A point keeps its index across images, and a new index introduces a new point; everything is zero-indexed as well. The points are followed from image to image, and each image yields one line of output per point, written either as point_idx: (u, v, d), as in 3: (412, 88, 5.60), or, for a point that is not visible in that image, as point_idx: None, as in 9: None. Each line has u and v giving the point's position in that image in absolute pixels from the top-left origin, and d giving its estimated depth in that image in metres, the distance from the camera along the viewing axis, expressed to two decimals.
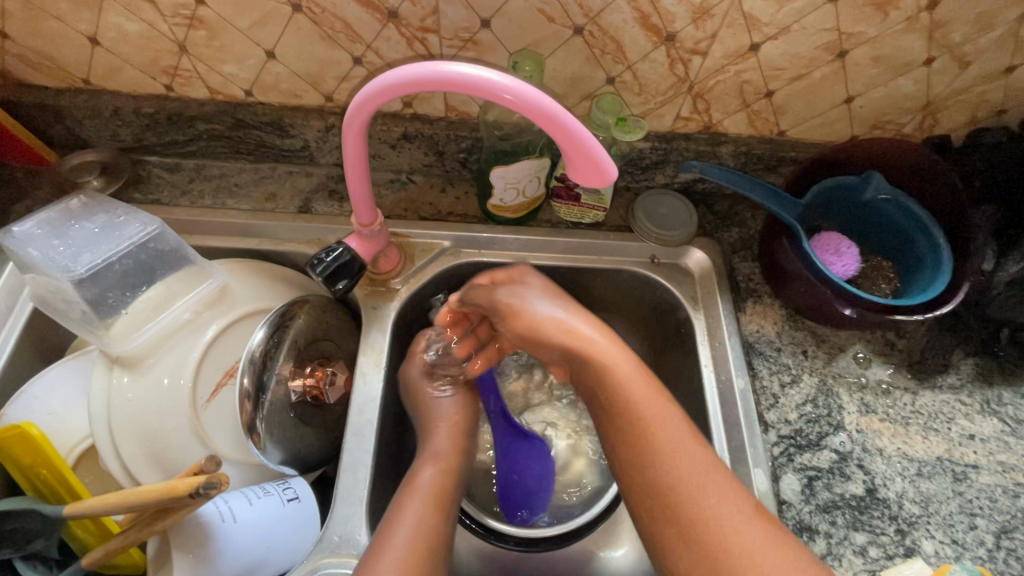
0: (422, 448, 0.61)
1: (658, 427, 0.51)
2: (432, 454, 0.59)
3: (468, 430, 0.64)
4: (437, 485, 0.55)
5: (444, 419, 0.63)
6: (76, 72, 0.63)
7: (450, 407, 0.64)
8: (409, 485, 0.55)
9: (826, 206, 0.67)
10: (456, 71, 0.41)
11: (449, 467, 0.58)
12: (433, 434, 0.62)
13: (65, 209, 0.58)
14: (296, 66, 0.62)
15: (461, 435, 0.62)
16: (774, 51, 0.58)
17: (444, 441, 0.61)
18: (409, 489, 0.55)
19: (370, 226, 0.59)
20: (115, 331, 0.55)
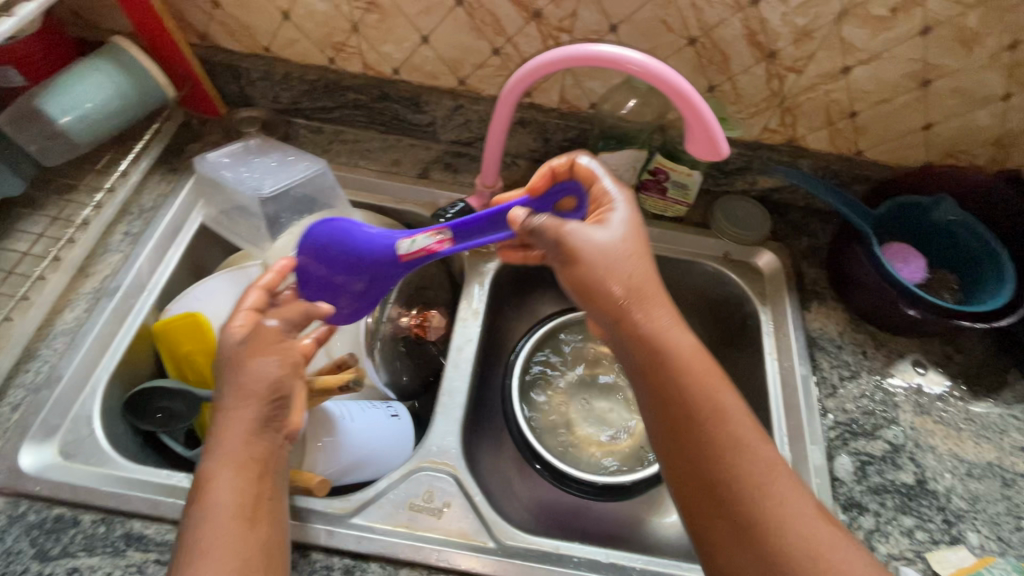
0: (212, 441, 0.46)
1: (711, 405, 0.46)
2: (225, 455, 0.46)
3: (274, 410, 0.48)
4: (232, 498, 0.44)
5: (247, 402, 0.47)
6: (262, 40, 0.77)
7: (268, 378, 0.48)
8: (198, 501, 0.44)
9: (898, 221, 0.73)
10: (604, 53, 0.52)
11: (250, 462, 0.46)
12: (226, 423, 0.47)
13: (245, 146, 0.70)
14: (443, 51, 0.73)
15: (260, 418, 0.47)
16: (863, 75, 0.66)
17: (238, 434, 0.46)
18: (199, 507, 0.43)
19: (491, 188, 0.69)
20: (277, 249, 0.66)
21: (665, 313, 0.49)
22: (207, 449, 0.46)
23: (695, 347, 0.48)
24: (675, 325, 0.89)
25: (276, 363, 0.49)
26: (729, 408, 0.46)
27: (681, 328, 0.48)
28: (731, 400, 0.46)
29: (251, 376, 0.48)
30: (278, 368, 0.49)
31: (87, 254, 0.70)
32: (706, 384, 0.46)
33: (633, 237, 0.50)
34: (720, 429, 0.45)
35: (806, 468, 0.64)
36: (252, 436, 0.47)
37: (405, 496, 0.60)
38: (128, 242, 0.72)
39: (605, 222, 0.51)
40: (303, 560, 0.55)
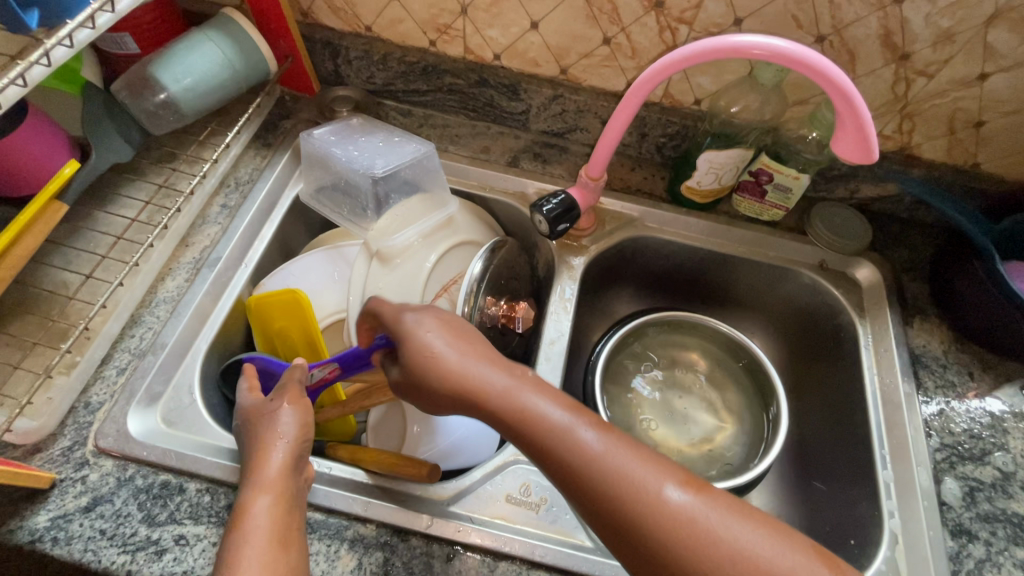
0: (251, 474, 0.46)
1: (612, 470, 0.41)
2: (263, 484, 0.45)
3: (302, 451, 0.49)
4: (272, 523, 0.43)
5: (269, 446, 0.48)
6: (366, 19, 0.76)
7: (290, 429, 0.49)
8: (234, 529, 0.42)
9: (1019, 239, 0.68)
10: (752, 45, 0.49)
11: (287, 494, 0.45)
12: (263, 459, 0.47)
13: (348, 126, 0.71)
14: (550, 38, 0.72)
15: (295, 460, 0.48)
16: (1000, 83, 0.62)
17: (277, 466, 0.47)
18: (236, 533, 0.42)
19: (595, 180, 0.67)
20: (379, 229, 0.66)
21: (552, 402, 0.45)
22: (246, 481, 0.46)
23: (564, 406, 0.45)
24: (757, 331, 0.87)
25: (307, 415, 0.51)
26: (617, 461, 0.41)
27: (557, 403, 0.45)
28: (618, 450, 0.42)
29: (274, 428, 0.49)
30: (298, 420, 0.50)
31: (189, 225, 0.70)
32: (585, 450, 0.42)
33: (455, 342, 0.48)
34: (636, 493, 0.40)
35: (911, 489, 0.62)
36: (286, 472, 0.47)
37: (499, 490, 0.58)
38: (225, 215, 0.72)
39: (451, 335, 0.48)
40: (403, 545, 0.53)
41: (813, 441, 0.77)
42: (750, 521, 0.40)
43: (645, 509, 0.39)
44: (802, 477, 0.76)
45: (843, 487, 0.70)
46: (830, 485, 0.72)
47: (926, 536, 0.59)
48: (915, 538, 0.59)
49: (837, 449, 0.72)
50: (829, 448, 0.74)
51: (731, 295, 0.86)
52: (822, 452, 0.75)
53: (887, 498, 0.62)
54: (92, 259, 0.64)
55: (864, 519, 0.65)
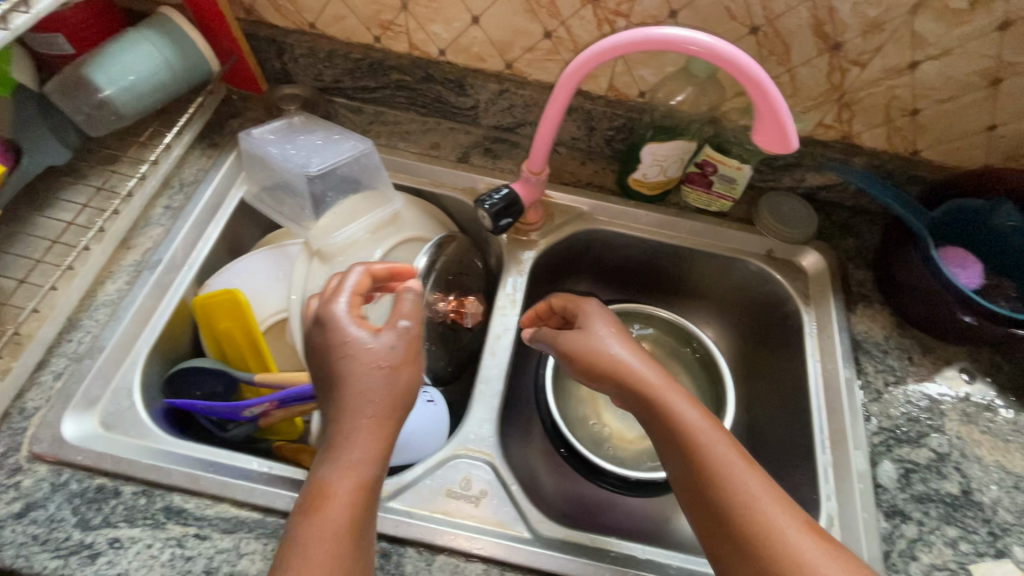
0: (335, 448, 0.46)
1: (714, 460, 0.49)
2: (348, 465, 0.45)
3: (396, 418, 0.48)
4: (352, 515, 0.43)
5: (366, 418, 0.47)
6: (308, 15, 0.75)
7: (384, 363, 0.48)
8: (317, 504, 0.43)
9: (952, 227, 0.71)
10: (678, 37, 0.50)
11: (367, 483, 0.45)
12: (353, 432, 0.46)
13: (288, 123, 0.70)
14: (492, 33, 0.71)
15: (391, 438, 0.47)
16: (931, 71, 0.63)
17: (365, 444, 0.46)
18: (314, 516, 0.42)
19: (538, 174, 0.68)
20: (319, 228, 0.66)
21: (688, 401, 0.53)
22: (326, 457, 0.45)
23: (705, 420, 0.51)
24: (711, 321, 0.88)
25: (409, 382, 0.49)
26: (755, 489, 0.47)
27: (691, 404, 0.53)
28: (723, 446, 0.50)
29: (379, 367, 0.48)
30: (391, 342, 0.49)
31: (129, 227, 0.69)
32: (693, 438, 0.50)
33: (632, 351, 0.58)
34: (728, 482, 0.47)
35: (847, 473, 0.63)
36: (376, 448, 0.46)
37: (441, 483, 0.59)
38: (168, 216, 0.72)
39: (624, 342, 0.59)
40: None
41: (761, 428, 0.78)
42: (832, 552, 0.42)
43: (740, 506, 0.46)
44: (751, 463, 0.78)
45: (787, 472, 0.71)
46: (776, 469, 0.73)
47: (860, 518, 0.60)
48: (851, 521, 0.61)
49: (783, 434, 0.74)
50: (775, 435, 0.75)
51: (685, 285, 0.87)
52: (769, 438, 0.76)
53: (825, 482, 0.64)
54: (27, 263, 0.64)
55: (805, 504, 0.66)
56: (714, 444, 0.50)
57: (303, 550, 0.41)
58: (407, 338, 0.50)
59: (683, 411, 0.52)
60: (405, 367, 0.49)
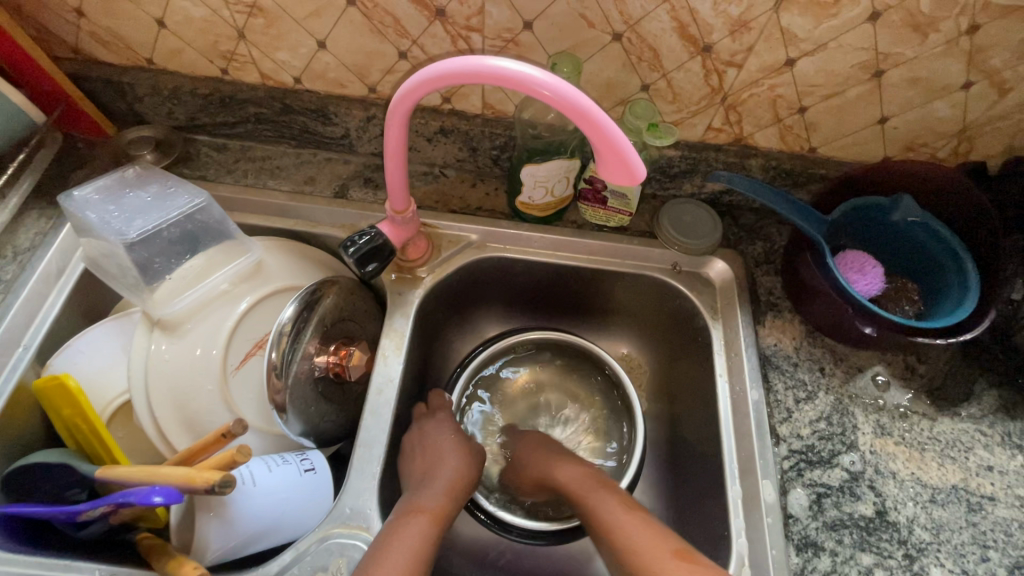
0: (425, 484, 0.60)
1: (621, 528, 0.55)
2: (430, 489, 0.59)
3: (466, 490, 0.62)
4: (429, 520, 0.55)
5: (446, 471, 0.62)
6: (142, 51, 0.68)
7: (457, 460, 0.64)
8: (401, 516, 0.55)
9: (853, 225, 0.68)
10: (512, 69, 0.43)
11: (443, 513, 0.57)
12: (438, 473, 0.61)
13: (121, 177, 0.63)
14: (344, 57, 0.65)
15: (465, 482, 0.62)
16: (809, 67, 0.59)
17: (445, 481, 0.61)
18: (401, 522, 0.54)
19: (403, 213, 0.62)
20: (159, 295, 0.59)
21: (606, 492, 0.61)
22: (414, 488, 0.60)
23: (610, 499, 0.59)
24: (627, 339, 0.83)
25: (473, 469, 0.65)
26: (628, 531, 0.55)
27: (606, 491, 0.61)
28: (617, 514, 0.57)
29: (451, 452, 0.64)
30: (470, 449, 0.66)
31: None
32: (595, 516, 0.58)
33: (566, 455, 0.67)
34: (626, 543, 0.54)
35: (756, 506, 0.59)
36: (453, 487, 0.61)
37: (313, 567, 0.55)
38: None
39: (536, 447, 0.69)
40: None
41: (680, 454, 0.74)
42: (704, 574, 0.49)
43: (626, 550, 0.54)
44: (672, 492, 0.73)
45: (702, 502, 0.67)
46: (694, 497, 0.69)
47: (769, 556, 0.57)
48: (760, 558, 0.57)
49: (699, 460, 0.69)
50: (692, 461, 0.71)
51: (596, 305, 0.81)
52: (687, 464, 0.72)
53: (735, 517, 0.60)
54: None
55: (719, 539, 0.62)
56: (603, 514, 0.58)
57: (392, 540, 0.52)
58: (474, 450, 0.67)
59: (599, 501, 0.60)
60: (476, 457, 0.66)
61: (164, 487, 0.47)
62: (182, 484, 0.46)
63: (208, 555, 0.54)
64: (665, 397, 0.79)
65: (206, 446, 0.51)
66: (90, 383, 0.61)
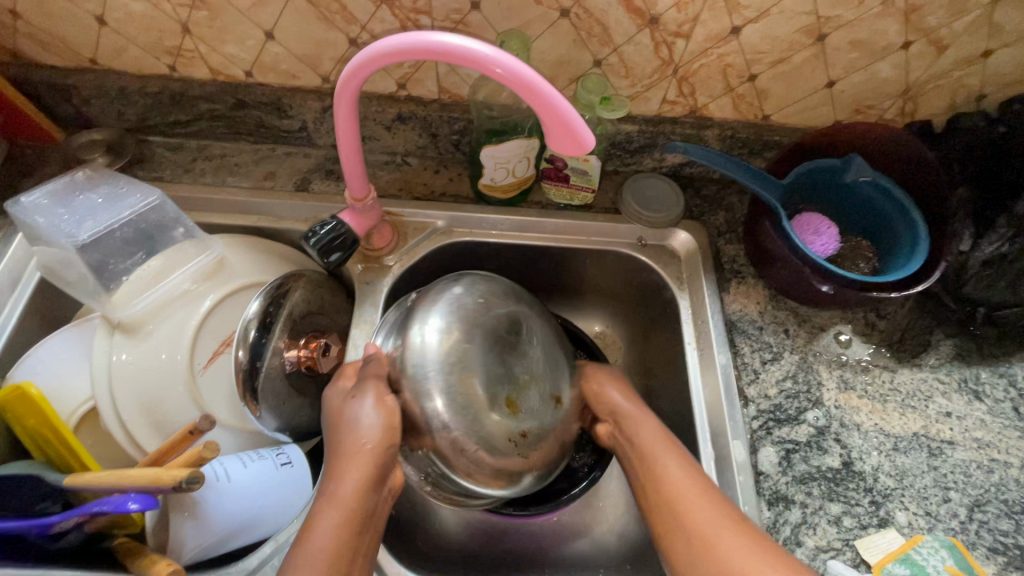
0: (326, 485, 0.49)
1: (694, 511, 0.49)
2: (337, 501, 0.48)
3: (386, 468, 0.51)
4: (332, 544, 0.46)
5: (345, 455, 0.50)
6: (85, 52, 0.66)
7: (367, 441, 0.50)
8: (301, 542, 0.46)
9: (809, 188, 0.69)
10: (457, 45, 0.44)
11: (353, 514, 0.47)
12: (340, 472, 0.49)
13: (70, 180, 0.62)
14: (294, 47, 0.64)
15: (376, 469, 0.49)
16: (755, 34, 0.60)
17: (352, 481, 0.49)
18: (300, 550, 0.45)
19: (363, 200, 0.62)
20: (118, 298, 0.59)
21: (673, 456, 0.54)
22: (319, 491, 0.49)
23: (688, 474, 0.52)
24: (600, 316, 0.84)
25: (388, 421, 0.51)
26: (676, 484, 0.51)
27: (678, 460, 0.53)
28: (700, 500, 0.50)
29: (357, 427, 0.51)
30: (380, 421, 0.51)
31: None
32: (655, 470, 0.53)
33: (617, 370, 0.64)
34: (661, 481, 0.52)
35: (728, 465, 0.61)
36: (361, 481, 0.49)
37: None
38: None
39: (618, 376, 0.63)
40: None
41: None
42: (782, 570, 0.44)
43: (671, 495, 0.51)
44: None
45: None
46: None
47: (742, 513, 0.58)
48: None
49: (673, 430, 0.71)
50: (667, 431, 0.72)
51: (569, 284, 0.82)
52: None
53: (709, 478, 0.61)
54: None
55: None
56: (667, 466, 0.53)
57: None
58: (386, 410, 0.51)
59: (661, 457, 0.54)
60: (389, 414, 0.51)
61: (140, 494, 0.48)
62: (149, 485, 0.46)
63: (185, 553, 0.54)
64: (641, 371, 0.80)
65: (174, 445, 0.51)
66: (53, 393, 0.60)
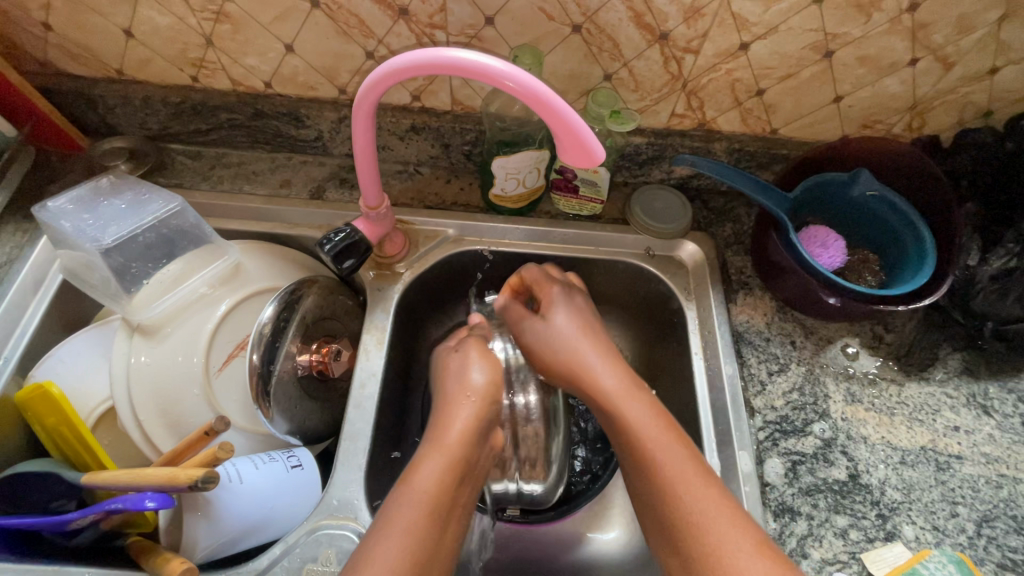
0: (433, 436, 0.52)
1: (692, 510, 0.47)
2: (443, 446, 0.50)
3: (488, 426, 0.54)
4: (434, 489, 0.47)
5: (455, 404, 0.54)
6: (111, 63, 0.68)
7: (477, 385, 0.55)
8: (405, 481, 0.48)
9: (816, 201, 0.70)
10: (472, 60, 0.45)
11: (457, 462, 0.49)
12: (448, 421, 0.53)
13: (95, 186, 0.64)
14: (313, 60, 0.66)
15: (477, 416, 0.53)
16: (763, 50, 0.61)
17: (456, 430, 0.52)
18: (405, 488, 0.47)
19: (376, 209, 0.63)
20: (138, 300, 0.60)
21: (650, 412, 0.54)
22: (424, 441, 0.52)
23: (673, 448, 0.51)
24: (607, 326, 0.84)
25: (494, 374, 0.57)
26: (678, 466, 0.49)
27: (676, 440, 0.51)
28: (707, 499, 0.48)
29: (466, 378, 0.56)
30: (485, 379, 0.56)
31: None
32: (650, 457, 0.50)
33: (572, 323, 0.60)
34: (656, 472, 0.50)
35: (734, 476, 0.61)
36: (469, 430, 0.52)
37: (302, 559, 0.56)
38: None
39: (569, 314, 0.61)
40: None
41: None
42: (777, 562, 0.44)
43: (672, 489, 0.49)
44: None
45: None
46: None
47: None
48: None
49: None
50: None
51: None
52: None
53: None
54: None
55: None
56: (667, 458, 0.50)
57: (388, 525, 0.44)
58: (493, 365, 0.58)
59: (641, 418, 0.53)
60: (495, 371, 0.57)
61: (156, 493, 0.49)
62: (167, 484, 0.47)
63: (198, 552, 0.55)
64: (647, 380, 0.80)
65: (190, 446, 0.53)
66: (72, 393, 0.62)
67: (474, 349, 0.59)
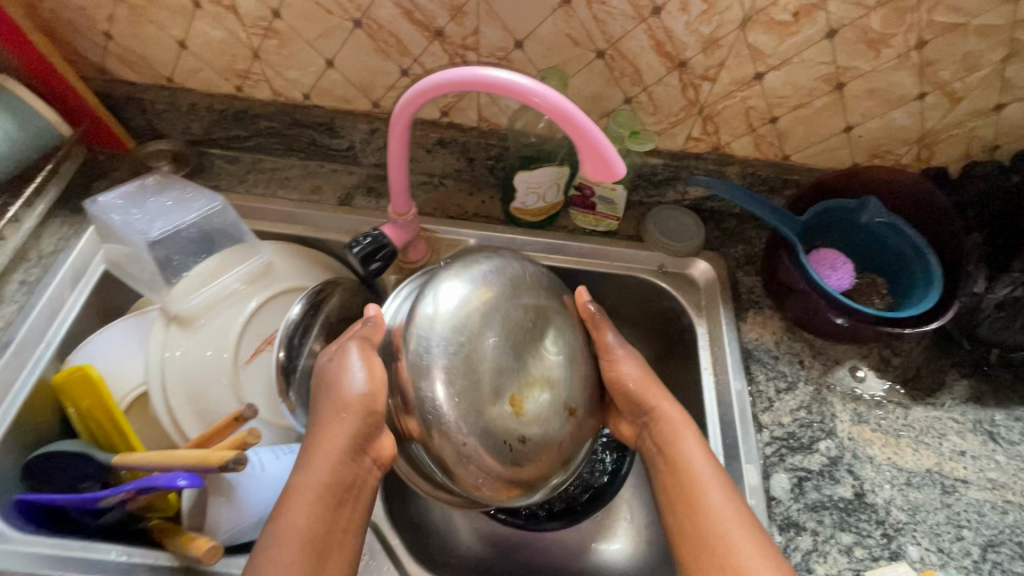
0: (304, 458, 0.52)
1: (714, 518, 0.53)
2: (309, 475, 0.51)
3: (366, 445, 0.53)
4: (307, 520, 0.49)
5: (330, 425, 0.52)
6: (163, 71, 0.73)
7: (342, 407, 0.52)
8: (285, 502, 0.50)
9: (825, 226, 0.72)
10: (505, 79, 0.49)
11: (330, 486, 0.51)
12: (317, 443, 0.52)
13: (142, 184, 0.68)
14: (351, 75, 0.70)
15: (345, 442, 0.52)
16: (777, 80, 0.64)
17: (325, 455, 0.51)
18: (278, 520, 0.49)
19: (404, 215, 0.67)
20: (176, 292, 0.63)
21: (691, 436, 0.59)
22: (302, 460, 0.52)
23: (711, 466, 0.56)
24: None
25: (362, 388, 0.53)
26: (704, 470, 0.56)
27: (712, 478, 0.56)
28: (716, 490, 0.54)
29: (341, 391, 0.53)
30: (364, 388, 0.53)
31: None
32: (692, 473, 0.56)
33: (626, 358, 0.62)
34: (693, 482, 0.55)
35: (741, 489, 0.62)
36: (335, 454, 0.52)
37: None
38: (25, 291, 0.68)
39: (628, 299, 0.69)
40: None
41: None
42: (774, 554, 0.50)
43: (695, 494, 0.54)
44: None
45: None
46: None
47: None
48: None
49: None
50: None
51: None
52: None
53: None
54: None
55: None
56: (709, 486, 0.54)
57: (268, 548, 0.48)
58: (375, 381, 0.53)
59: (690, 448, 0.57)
60: (378, 385, 0.53)
61: (187, 473, 0.52)
62: (197, 464, 0.50)
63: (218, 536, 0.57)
64: None
65: (219, 430, 0.55)
66: (107, 378, 0.65)
67: (353, 351, 0.54)
